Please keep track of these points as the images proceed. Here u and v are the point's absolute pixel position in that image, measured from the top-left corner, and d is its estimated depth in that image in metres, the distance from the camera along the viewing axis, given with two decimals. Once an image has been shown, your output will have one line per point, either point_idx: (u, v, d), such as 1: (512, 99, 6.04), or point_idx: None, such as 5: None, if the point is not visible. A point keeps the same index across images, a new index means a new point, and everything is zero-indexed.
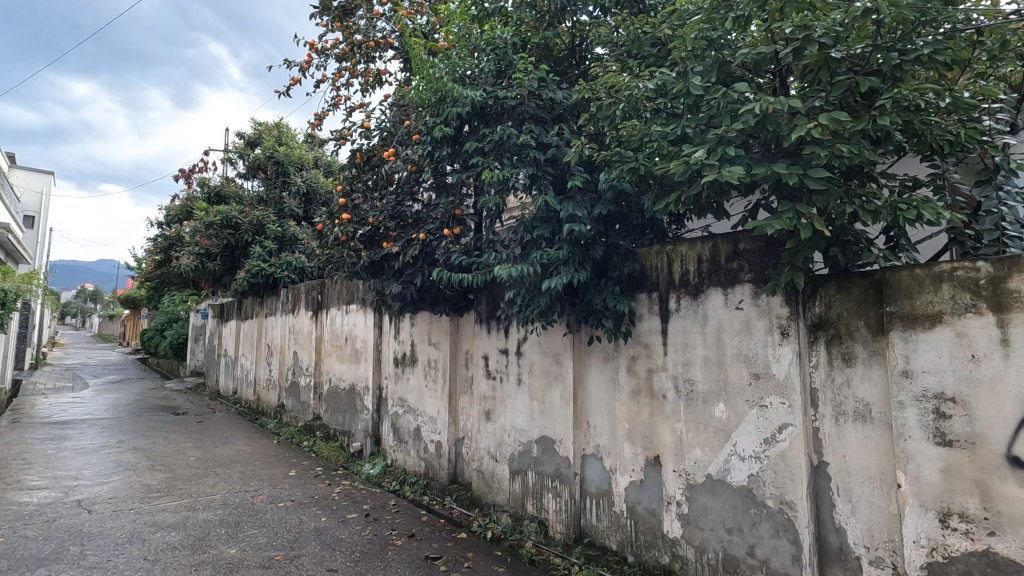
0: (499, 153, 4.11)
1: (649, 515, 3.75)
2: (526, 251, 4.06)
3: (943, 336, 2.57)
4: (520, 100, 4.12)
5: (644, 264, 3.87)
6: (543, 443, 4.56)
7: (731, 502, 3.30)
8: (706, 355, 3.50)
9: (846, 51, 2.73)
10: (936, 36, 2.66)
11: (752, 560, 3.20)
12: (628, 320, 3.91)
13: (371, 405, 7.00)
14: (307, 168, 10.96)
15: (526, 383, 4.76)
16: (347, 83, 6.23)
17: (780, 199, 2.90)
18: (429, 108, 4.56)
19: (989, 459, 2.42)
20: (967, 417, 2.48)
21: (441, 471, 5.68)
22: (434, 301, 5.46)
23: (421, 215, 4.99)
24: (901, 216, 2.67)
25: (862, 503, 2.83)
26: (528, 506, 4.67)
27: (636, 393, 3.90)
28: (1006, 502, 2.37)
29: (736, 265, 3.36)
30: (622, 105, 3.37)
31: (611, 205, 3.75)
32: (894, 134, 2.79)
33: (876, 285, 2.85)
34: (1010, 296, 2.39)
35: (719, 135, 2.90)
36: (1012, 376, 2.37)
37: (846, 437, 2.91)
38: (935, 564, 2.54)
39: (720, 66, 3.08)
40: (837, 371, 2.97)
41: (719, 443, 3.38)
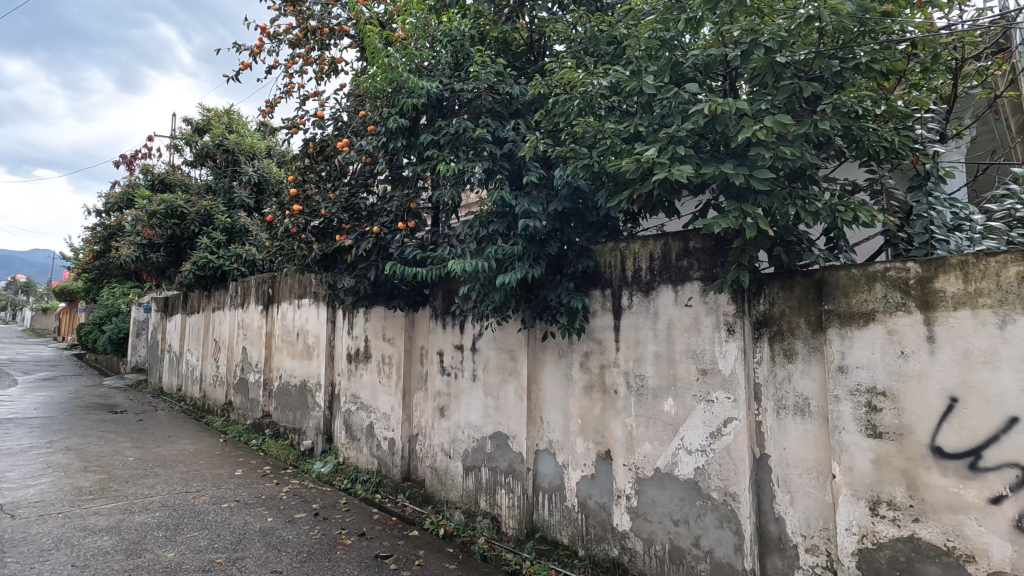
0: (455, 147, 4.06)
1: (600, 509, 3.80)
2: (482, 247, 4.03)
3: (875, 334, 2.70)
4: (477, 93, 4.08)
5: (599, 261, 3.91)
6: (496, 439, 4.55)
7: (678, 495, 3.38)
8: (656, 351, 3.56)
9: (790, 57, 2.80)
10: (874, 46, 2.77)
11: (697, 551, 3.27)
12: (582, 316, 3.94)
13: (323, 402, 6.84)
14: (259, 157, 10.57)
15: (481, 379, 4.74)
16: (300, 71, 6.04)
17: (728, 198, 2.97)
18: (385, 98, 4.47)
19: (916, 450, 2.55)
20: (896, 410, 2.61)
21: (394, 469, 5.59)
22: (389, 296, 5.36)
23: (376, 208, 4.90)
24: (839, 218, 2.78)
25: (800, 494, 2.94)
26: (481, 503, 4.65)
27: (589, 389, 3.94)
28: (929, 490, 2.50)
29: (686, 263, 3.43)
30: (577, 101, 3.39)
31: (567, 202, 3.77)
32: (836, 140, 2.91)
33: (817, 284, 2.95)
34: (936, 296, 2.53)
35: (670, 134, 2.95)
36: (937, 370, 2.51)
37: (786, 430, 3.01)
38: (865, 550, 2.67)
39: (673, 66, 3.12)
40: (779, 367, 3.07)
41: (668, 437, 3.45)
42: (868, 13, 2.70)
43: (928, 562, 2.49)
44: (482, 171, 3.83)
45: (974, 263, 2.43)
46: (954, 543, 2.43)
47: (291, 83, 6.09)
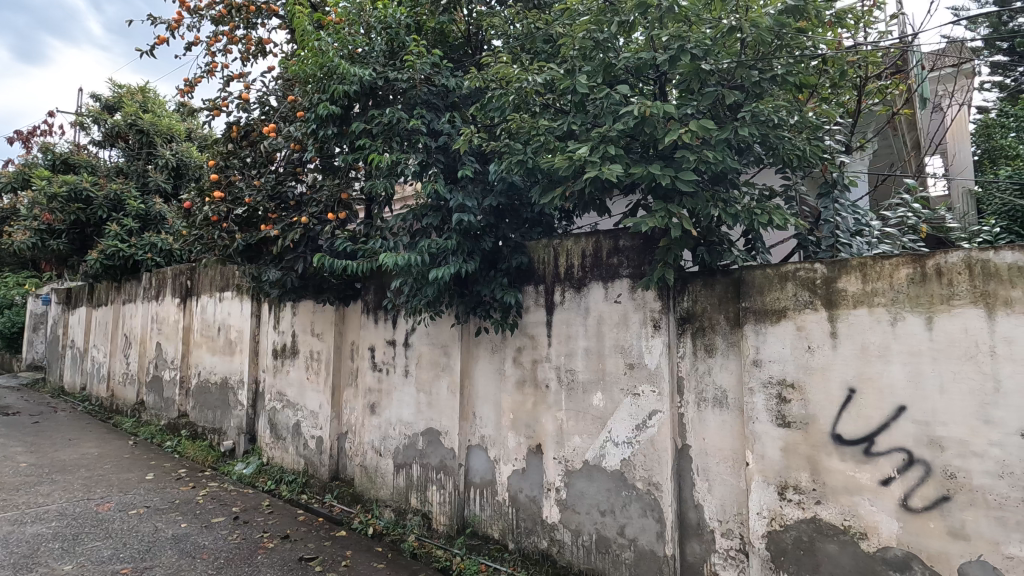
0: (388, 137, 3.96)
1: (530, 502, 3.84)
2: (415, 240, 3.97)
3: (786, 329, 2.88)
4: (412, 83, 3.99)
5: (532, 257, 3.95)
6: (428, 436, 4.49)
7: (605, 486, 3.47)
8: (587, 346, 3.64)
9: (715, 66, 2.95)
10: (789, 60, 2.95)
11: (622, 540, 3.38)
12: (515, 312, 3.97)
13: (246, 401, 6.51)
14: (178, 140, 9.88)
15: (413, 375, 4.66)
16: (224, 50, 5.69)
17: (655, 199, 3.08)
18: (315, 84, 4.31)
19: (819, 438, 2.74)
20: (802, 401, 2.81)
21: (321, 468, 5.41)
22: (318, 290, 5.18)
23: (305, 198, 4.73)
24: (756, 220, 2.94)
25: (718, 481, 3.10)
26: (411, 500, 4.58)
27: (521, 384, 3.97)
28: (830, 474, 2.70)
29: (616, 261, 3.52)
30: (512, 96, 3.41)
31: (501, 198, 3.78)
32: (755, 147, 3.09)
33: (735, 283, 3.12)
34: (839, 294, 2.73)
35: (601, 134, 3.02)
36: (838, 363, 2.72)
37: (705, 422, 3.17)
38: (774, 532, 2.85)
39: (606, 67, 3.18)
40: (700, 361, 3.22)
41: (596, 430, 3.54)
42: (785, 28, 2.86)
43: (828, 541, 2.69)
44: (416, 162, 3.76)
45: (872, 264, 2.65)
46: (850, 522, 2.64)
47: (214, 62, 5.73)
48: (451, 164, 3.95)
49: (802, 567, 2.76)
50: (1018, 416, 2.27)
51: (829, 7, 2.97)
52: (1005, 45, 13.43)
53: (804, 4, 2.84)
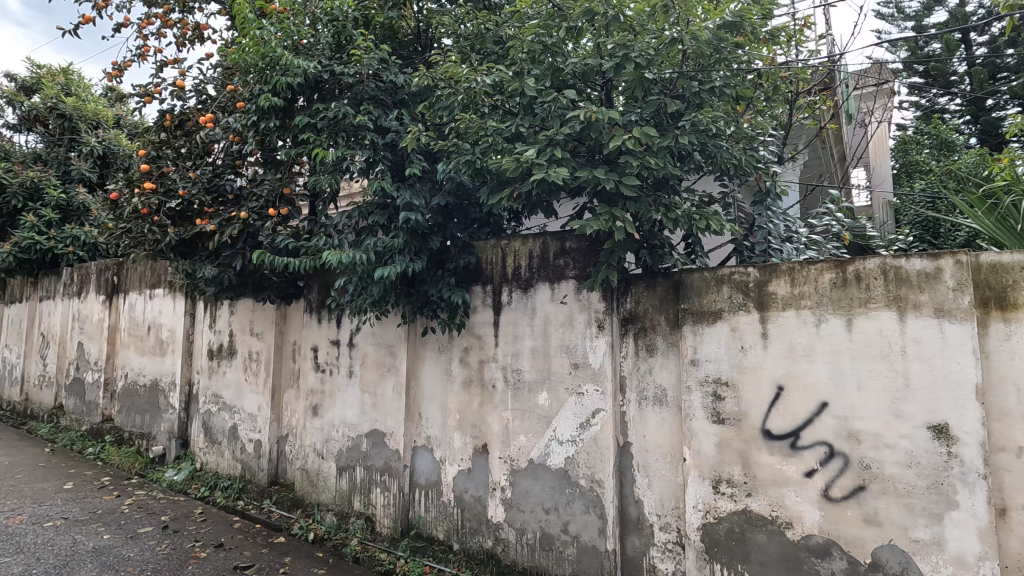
0: (333, 132, 3.87)
1: (476, 502, 3.85)
2: (360, 238, 3.89)
3: (721, 330, 3.02)
4: (359, 78, 3.90)
5: (480, 258, 3.95)
6: (372, 437, 4.41)
7: (550, 484, 3.52)
8: (533, 346, 3.68)
9: (657, 75, 3.06)
10: (726, 73, 3.09)
11: (566, 537, 3.43)
12: (462, 312, 3.96)
13: (178, 403, 6.20)
14: (105, 127, 9.29)
15: (357, 376, 4.57)
16: (157, 33, 5.40)
17: (600, 202, 3.15)
18: (257, 74, 4.16)
19: (750, 433, 2.89)
20: (736, 398, 2.94)
21: (259, 473, 5.21)
22: (257, 288, 4.99)
23: (244, 192, 4.58)
24: (695, 225, 3.06)
25: (657, 477, 3.21)
26: (354, 504, 4.49)
27: (468, 384, 3.97)
28: (760, 467, 2.85)
29: (562, 262, 3.58)
30: (461, 96, 3.41)
31: (450, 197, 3.76)
32: (695, 154, 3.21)
33: (675, 285, 3.24)
34: (770, 297, 2.89)
35: (548, 137, 3.07)
36: (768, 363, 2.87)
37: (646, 419, 3.27)
38: (708, 524, 2.97)
39: (554, 71, 3.24)
40: (641, 361, 3.32)
41: (541, 429, 3.59)
42: (723, 42, 3.01)
43: (757, 531, 2.84)
44: (363, 159, 3.69)
45: (799, 269, 2.81)
46: (777, 513, 2.79)
47: (145, 46, 5.41)
48: (399, 162, 3.89)
49: (734, 557, 2.89)
50: (925, 410, 2.47)
51: (763, 24, 3.13)
52: (921, 69, 14.52)
53: (741, 20, 2.97)
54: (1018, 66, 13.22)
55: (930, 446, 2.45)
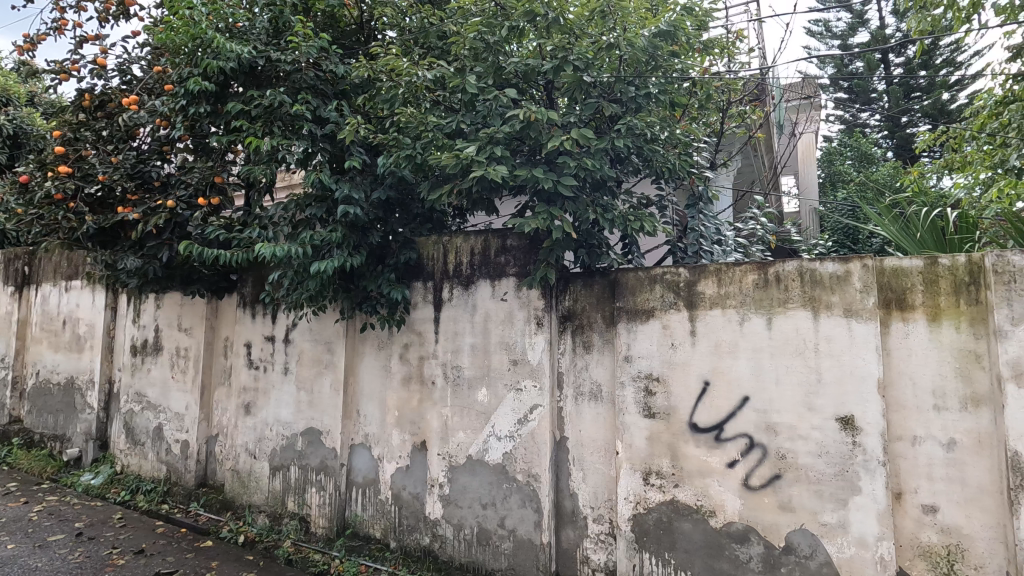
0: (268, 121, 3.73)
1: (413, 499, 3.82)
2: (297, 231, 3.79)
3: (654, 328, 3.13)
4: (297, 66, 3.76)
5: (421, 254, 3.93)
6: (308, 436, 4.29)
7: (487, 479, 3.55)
8: (473, 342, 3.69)
9: (595, 79, 3.15)
10: (661, 80, 3.20)
11: (502, 531, 3.47)
12: (402, 308, 3.91)
13: (97, 403, 5.82)
14: (17, 104, 8.55)
15: (293, 373, 4.44)
16: (77, 6, 5.03)
17: (540, 202, 3.20)
18: (187, 57, 3.97)
19: (679, 427, 3.02)
20: (666, 394, 3.06)
21: (186, 475, 4.97)
22: (185, 281, 4.76)
23: (171, 179, 4.35)
24: (630, 226, 3.17)
25: (591, 470, 3.30)
26: (288, 504, 4.37)
27: (407, 380, 3.94)
28: (687, 460, 2.98)
29: (503, 260, 3.61)
30: (401, 90, 3.38)
31: (391, 192, 3.72)
32: (632, 157, 3.32)
33: (611, 284, 3.33)
34: (698, 296, 3.02)
35: (489, 135, 3.09)
36: (695, 359, 3.00)
37: (581, 414, 3.36)
38: (638, 515, 3.08)
39: (496, 70, 3.26)
40: (579, 357, 3.40)
41: (480, 425, 3.61)
42: (658, 50, 3.12)
43: (683, 520, 2.97)
44: (300, 150, 3.59)
45: (725, 270, 2.95)
46: (701, 502, 2.93)
47: (63, 19, 5.03)
48: (337, 154, 3.79)
49: (661, 546, 3.01)
50: (834, 403, 2.66)
51: (697, 36, 3.28)
52: (845, 85, 15.51)
53: (675, 29, 3.07)
54: (930, 87, 14.34)
55: (838, 437, 2.64)
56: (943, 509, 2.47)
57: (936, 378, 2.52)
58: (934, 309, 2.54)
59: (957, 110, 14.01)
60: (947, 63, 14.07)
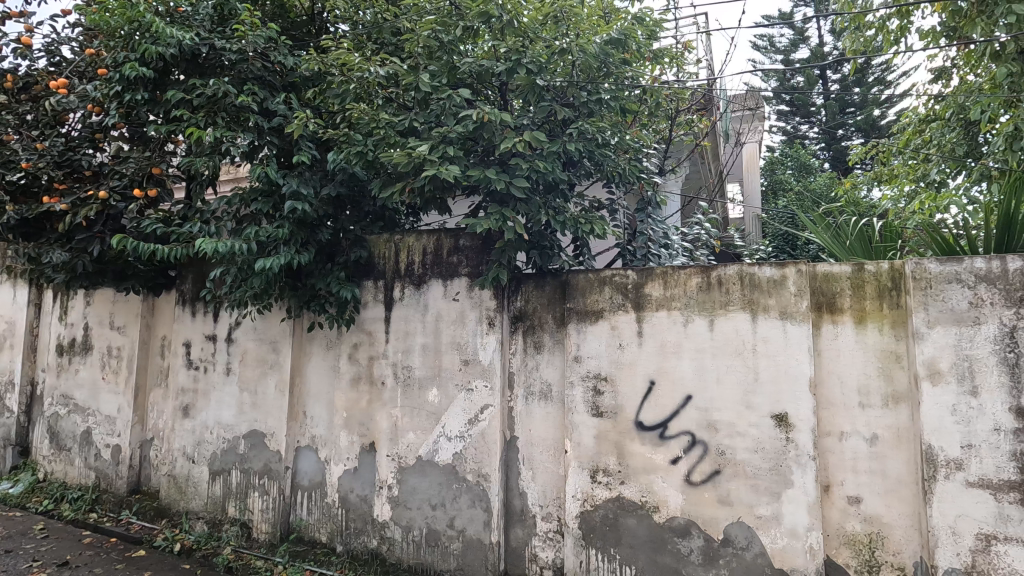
0: (212, 112, 3.58)
1: (361, 501, 3.76)
2: (241, 227, 3.66)
3: (603, 328, 3.20)
4: (243, 56, 3.63)
5: (372, 252, 3.87)
6: (251, 439, 4.15)
7: (437, 480, 3.53)
8: (424, 342, 3.66)
9: (548, 82, 3.19)
10: (613, 87, 3.28)
11: (451, 531, 3.46)
12: (352, 307, 3.84)
13: (18, 407, 5.45)
14: None
15: (236, 373, 4.28)
16: None
17: (492, 203, 3.22)
18: (122, 41, 3.77)
19: (625, 425, 3.09)
20: (613, 393, 3.13)
21: (117, 481, 4.71)
22: (118, 277, 4.51)
23: (104, 168, 4.11)
24: (580, 229, 3.24)
25: (540, 469, 3.35)
26: (229, 510, 4.21)
27: (356, 380, 3.86)
28: (633, 457, 3.06)
29: (455, 260, 3.60)
30: (353, 86, 3.32)
31: (341, 188, 3.65)
32: (584, 161, 3.38)
33: (562, 285, 3.38)
34: (645, 298, 3.11)
35: (442, 134, 3.08)
36: (642, 359, 3.09)
37: (531, 414, 3.40)
38: (585, 512, 3.14)
39: (451, 69, 3.25)
40: (529, 357, 3.44)
41: (430, 425, 3.58)
42: (609, 57, 3.20)
43: (629, 515, 3.05)
44: (246, 142, 3.47)
45: (671, 273, 3.05)
46: (646, 498, 3.01)
47: None
48: (286, 149, 3.69)
49: (607, 542, 3.08)
50: (769, 401, 2.79)
51: (648, 45, 3.37)
52: (787, 98, 16.29)
53: (625, 38, 3.19)
54: (862, 103, 15.25)
55: (773, 433, 2.77)
56: (866, 500, 2.64)
57: (862, 377, 2.69)
58: (861, 312, 2.71)
59: (886, 125, 14.96)
60: (878, 82, 15.00)
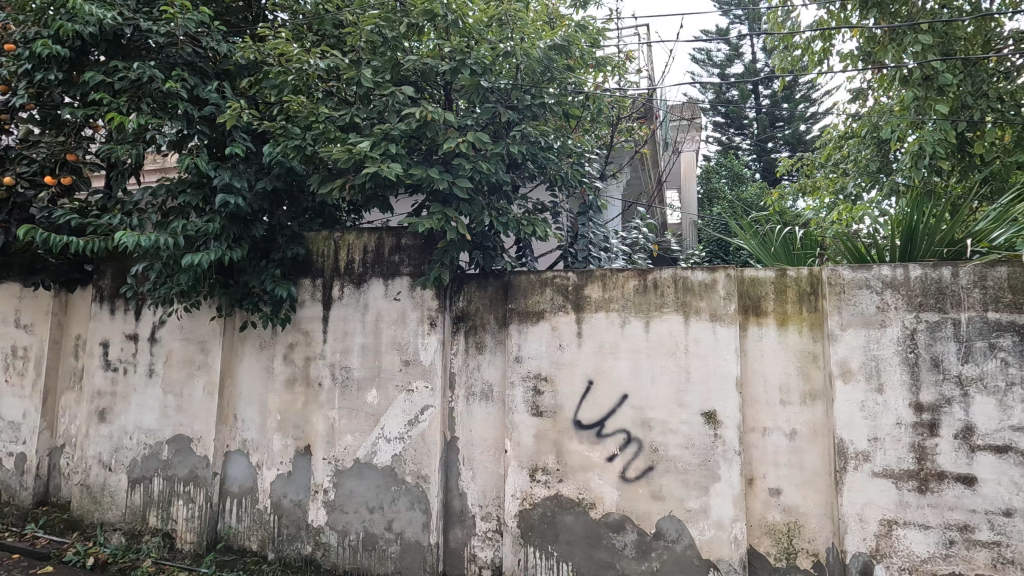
0: (135, 97, 3.38)
1: (295, 507, 3.64)
2: (167, 220, 3.47)
3: (544, 329, 3.24)
4: (171, 40, 3.45)
5: (310, 250, 3.75)
6: (176, 444, 3.93)
7: (375, 483, 3.47)
8: (363, 342, 3.59)
9: (491, 84, 3.22)
10: (556, 92, 3.34)
11: (389, 534, 3.41)
12: (288, 306, 3.71)
13: None
14: None
15: (159, 375, 4.04)
16: None
17: (435, 202, 3.21)
18: (34, 15, 3.51)
19: (564, 424, 3.15)
20: (553, 392, 3.19)
21: (21, 493, 4.33)
22: (26, 271, 4.17)
23: (10, 152, 3.79)
24: (523, 230, 3.27)
25: (480, 469, 3.35)
26: (150, 520, 3.96)
27: (291, 382, 3.73)
28: (571, 455, 3.12)
29: (397, 259, 3.55)
30: (292, 77, 3.22)
31: (278, 183, 3.52)
32: (527, 164, 3.43)
33: (504, 286, 3.41)
34: (585, 300, 3.18)
35: (384, 131, 3.04)
36: (581, 360, 3.16)
37: (472, 414, 3.40)
38: (524, 510, 3.17)
39: (394, 66, 3.22)
40: (471, 357, 3.44)
41: (369, 427, 3.52)
42: (553, 62, 3.26)
43: (566, 513, 3.10)
44: (174, 130, 3.29)
45: (609, 275, 3.14)
46: (583, 495, 3.08)
47: None
48: (218, 139, 3.53)
49: (545, 539, 3.12)
50: (700, 399, 2.92)
51: (590, 52, 3.46)
52: (722, 110, 17.06)
53: (569, 44, 3.24)
54: (790, 117, 16.19)
55: (702, 430, 2.90)
56: (785, 491, 2.81)
57: (783, 376, 2.86)
58: (783, 315, 2.89)
59: (811, 140, 15.95)
60: (804, 99, 15.98)
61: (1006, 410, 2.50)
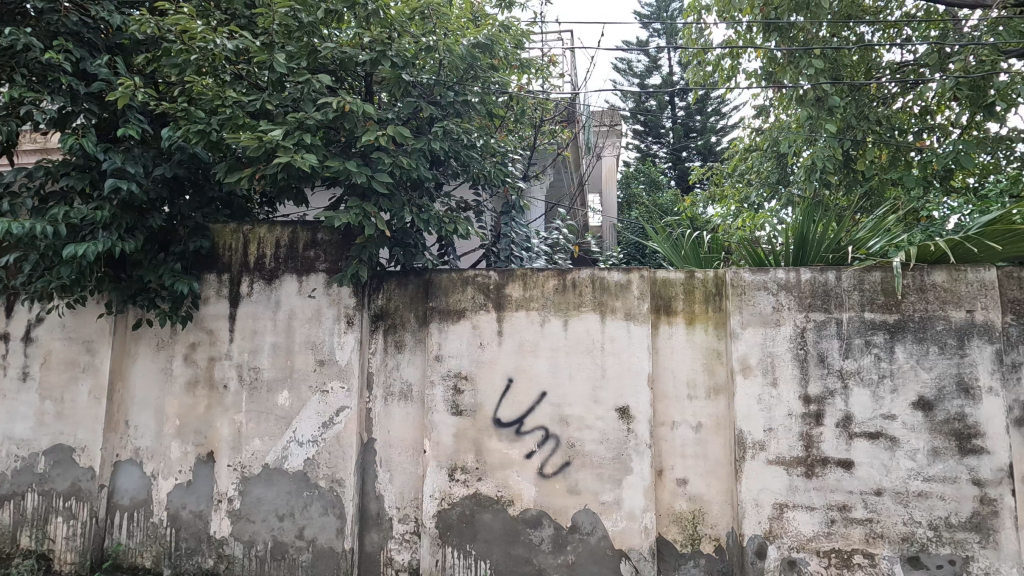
0: (7, 67, 3.02)
1: (195, 518, 3.38)
2: (46, 205, 3.12)
3: (465, 328, 3.23)
4: (53, 7, 3.11)
5: (216, 243, 3.50)
6: (55, 454, 3.54)
7: (286, 489, 3.30)
8: (274, 341, 3.41)
9: (413, 77, 3.16)
10: (479, 90, 3.34)
11: (300, 542, 3.25)
12: (189, 302, 3.44)
13: None
14: None
15: (35, 379, 3.62)
16: None
17: (353, 197, 3.11)
18: None
19: (484, 423, 3.15)
20: (473, 391, 3.18)
21: None
22: None
23: None
24: (444, 228, 3.25)
25: (398, 471, 3.28)
26: (21, 541, 3.53)
27: (192, 384, 3.47)
28: (490, 453, 3.13)
29: (312, 254, 3.41)
30: (195, 57, 3.00)
31: (180, 169, 3.27)
32: (450, 161, 3.39)
33: (425, 284, 3.36)
34: (506, 298, 3.20)
35: (298, 120, 2.90)
36: (501, 358, 3.17)
37: (390, 414, 3.32)
38: (442, 511, 3.14)
39: (309, 53, 3.08)
40: (389, 357, 3.36)
41: (279, 430, 3.34)
42: (476, 60, 3.25)
43: (484, 511, 3.11)
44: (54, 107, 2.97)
45: (530, 274, 3.18)
46: (502, 493, 3.10)
47: None
48: (108, 119, 3.24)
49: (463, 539, 3.11)
50: (614, 395, 3.03)
51: (514, 52, 3.48)
52: (642, 118, 17.77)
53: (492, 43, 3.24)
54: (703, 129, 17.17)
55: (616, 425, 3.01)
56: (692, 481, 2.97)
57: (690, 372, 3.03)
58: (691, 315, 3.06)
59: (721, 151, 17.01)
60: (715, 112, 17.02)
61: (878, 400, 2.79)
